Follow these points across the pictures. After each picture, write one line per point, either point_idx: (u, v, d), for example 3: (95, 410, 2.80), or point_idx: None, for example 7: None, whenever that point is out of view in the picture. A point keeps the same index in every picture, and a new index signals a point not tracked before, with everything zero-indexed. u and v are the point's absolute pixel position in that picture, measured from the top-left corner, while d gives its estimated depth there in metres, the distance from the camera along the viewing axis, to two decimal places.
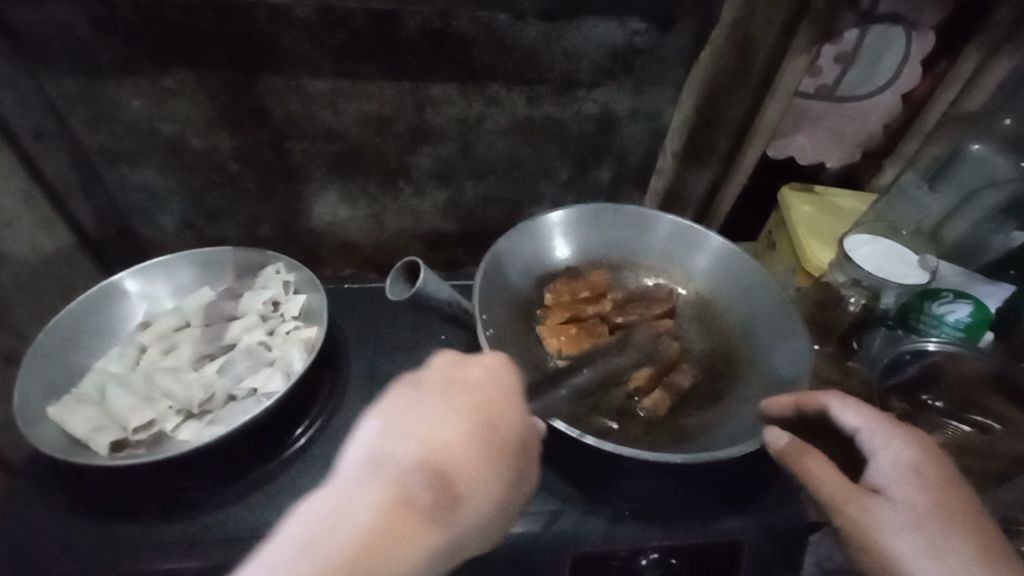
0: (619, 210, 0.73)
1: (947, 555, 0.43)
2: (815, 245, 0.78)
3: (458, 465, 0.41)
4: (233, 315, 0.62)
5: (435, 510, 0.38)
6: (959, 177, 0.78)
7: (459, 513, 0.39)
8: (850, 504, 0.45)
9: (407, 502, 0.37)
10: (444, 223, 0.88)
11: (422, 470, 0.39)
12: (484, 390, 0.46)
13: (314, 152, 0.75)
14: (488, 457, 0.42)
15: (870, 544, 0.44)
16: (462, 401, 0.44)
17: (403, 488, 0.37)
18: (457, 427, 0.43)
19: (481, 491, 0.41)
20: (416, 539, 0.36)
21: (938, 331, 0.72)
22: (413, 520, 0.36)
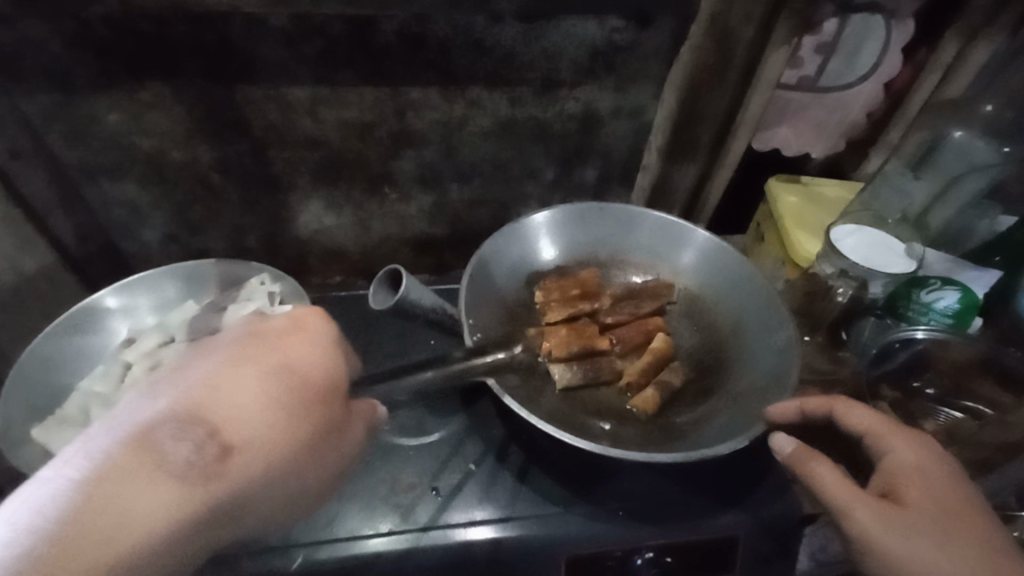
0: (604, 208, 0.73)
1: (954, 555, 0.44)
2: (803, 236, 0.78)
3: (238, 416, 0.41)
4: (217, 329, 0.61)
5: (200, 464, 0.39)
6: (940, 164, 0.79)
7: (234, 457, 0.40)
8: (860, 506, 0.45)
9: (168, 460, 0.38)
10: (432, 227, 0.87)
11: (199, 423, 0.40)
12: (282, 349, 0.45)
13: (295, 161, 0.75)
14: (279, 407, 0.42)
15: (881, 544, 0.44)
16: (245, 359, 0.44)
17: (177, 437, 0.39)
18: (236, 377, 0.42)
19: (264, 444, 0.41)
20: (186, 476, 0.38)
21: (927, 318, 0.73)
22: (183, 449, 0.39)
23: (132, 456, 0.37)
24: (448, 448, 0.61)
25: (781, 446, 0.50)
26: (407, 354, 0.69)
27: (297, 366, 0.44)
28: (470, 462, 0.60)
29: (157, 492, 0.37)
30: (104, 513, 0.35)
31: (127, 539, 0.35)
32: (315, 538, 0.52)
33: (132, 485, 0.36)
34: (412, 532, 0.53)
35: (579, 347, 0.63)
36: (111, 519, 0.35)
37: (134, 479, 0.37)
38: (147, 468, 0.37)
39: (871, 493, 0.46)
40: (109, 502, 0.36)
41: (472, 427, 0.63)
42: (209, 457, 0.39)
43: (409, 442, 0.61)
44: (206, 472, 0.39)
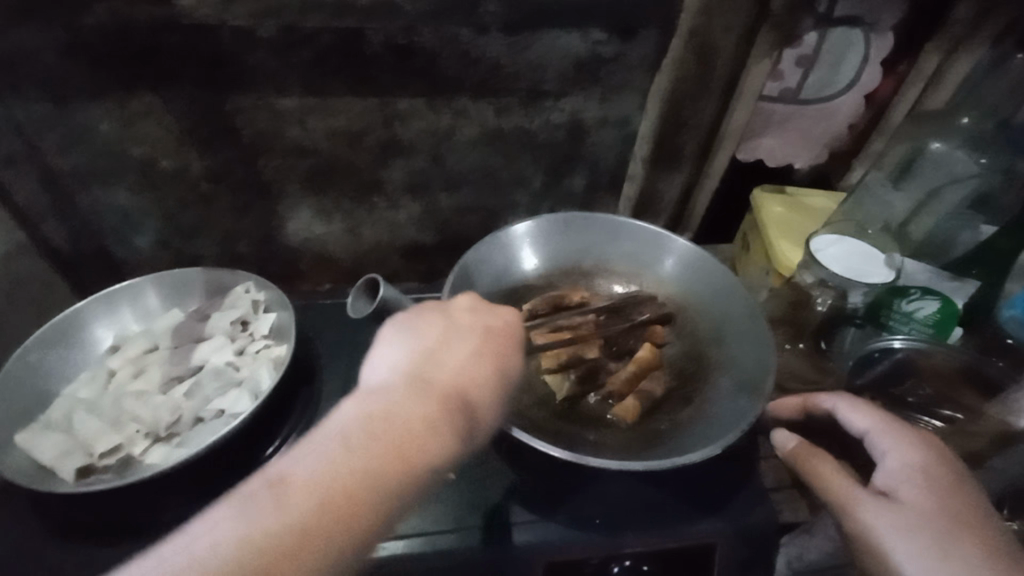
0: (587, 218, 0.74)
1: (955, 554, 0.44)
2: (785, 245, 0.80)
3: (475, 393, 0.45)
4: (202, 336, 0.62)
5: (450, 428, 0.42)
6: (922, 174, 0.79)
7: (474, 428, 0.44)
8: (859, 504, 0.47)
9: (437, 424, 0.42)
10: (421, 235, 0.88)
11: (447, 395, 0.44)
12: (499, 340, 0.49)
13: (285, 168, 0.76)
14: (497, 390, 0.46)
15: (883, 537, 0.45)
16: (477, 346, 0.48)
17: (437, 403, 0.43)
18: (477, 358, 0.47)
19: (491, 418, 0.45)
20: (438, 438, 0.41)
21: (907, 328, 0.73)
22: (435, 414, 0.42)
23: (403, 413, 0.41)
24: None
25: (781, 441, 0.52)
26: None
27: (510, 359, 0.48)
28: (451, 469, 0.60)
29: (426, 444, 0.40)
30: (391, 456, 0.39)
31: (397, 478, 0.38)
32: None
33: (407, 431, 0.40)
34: (393, 539, 0.54)
35: (568, 355, 0.63)
36: (404, 458, 0.39)
37: (423, 433, 0.41)
38: (411, 423, 0.41)
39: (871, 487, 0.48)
40: (394, 448, 0.39)
41: None
42: (457, 423, 0.42)
43: None
44: (453, 435, 0.42)
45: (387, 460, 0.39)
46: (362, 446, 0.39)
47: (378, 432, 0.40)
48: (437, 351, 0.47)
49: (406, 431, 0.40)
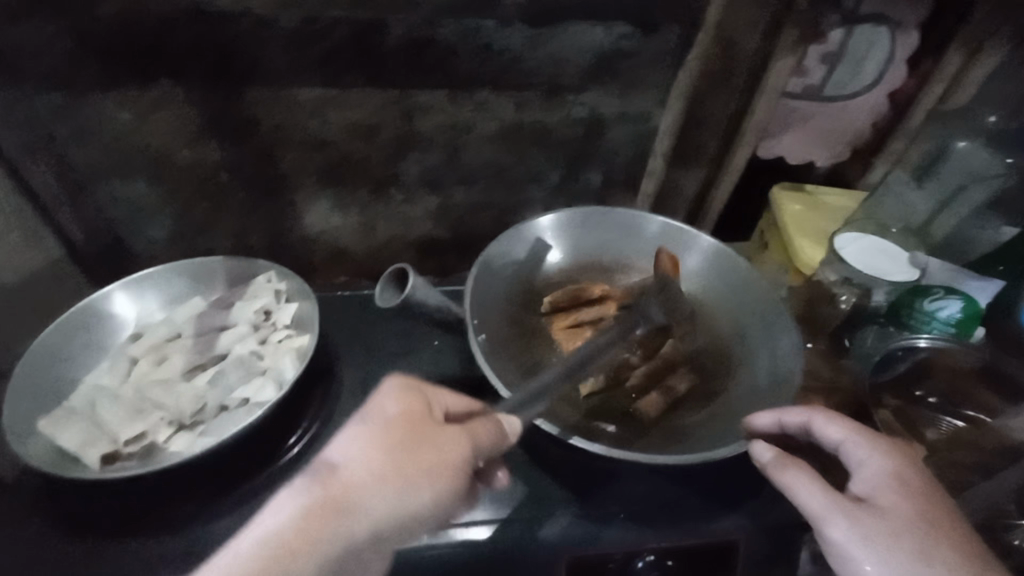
0: (610, 212, 0.73)
1: (931, 561, 0.43)
2: (806, 243, 0.79)
3: (356, 482, 0.42)
4: (224, 325, 0.61)
5: (318, 531, 0.40)
6: (944, 174, 0.79)
7: (348, 524, 0.41)
8: (839, 516, 0.45)
9: (305, 527, 0.40)
10: (436, 229, 0.88)
11: (326, 490, 0.42)
12: (400, 419, 0.46)
13: (302, 160, 0.75)
14: (388, 475, 0.43)
15: (860, 552, 0.44)
16: (371, 429, 0.45)
17: (310, 500, 0.41)
18: (384, 439, 0.44)
19: (379, 504, 0.42)
20: (325, 541, 0.40)
21: (930, 327, 0.70)
22: (322, 517, 0.40)
23: (276, 521, 0.40)
24: None
25: (760, 454, 0.50)
26: (409, 353, 0.69)
27: (412, 435, 0.45)
28: None
29: (291, 553, 0.39)
30: (254, 573, 0.38)
31: None
32: None
33: (283, 545, 0.39)
34: None
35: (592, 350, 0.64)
36: (269, 572, 0.38)
37: (294, 543, 0.39)
38: (279, 531, 0.40)
39: (849, 500, 0.46)
40: (277, 554, 0.39)
41: None
42: (324, 522, 0.40)
43: None
44: (321, 539, 0.40)
45: (255, 566, 0.38)
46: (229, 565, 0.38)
47: (253, 547, 0.39)
48: (339, 440, 0.45)
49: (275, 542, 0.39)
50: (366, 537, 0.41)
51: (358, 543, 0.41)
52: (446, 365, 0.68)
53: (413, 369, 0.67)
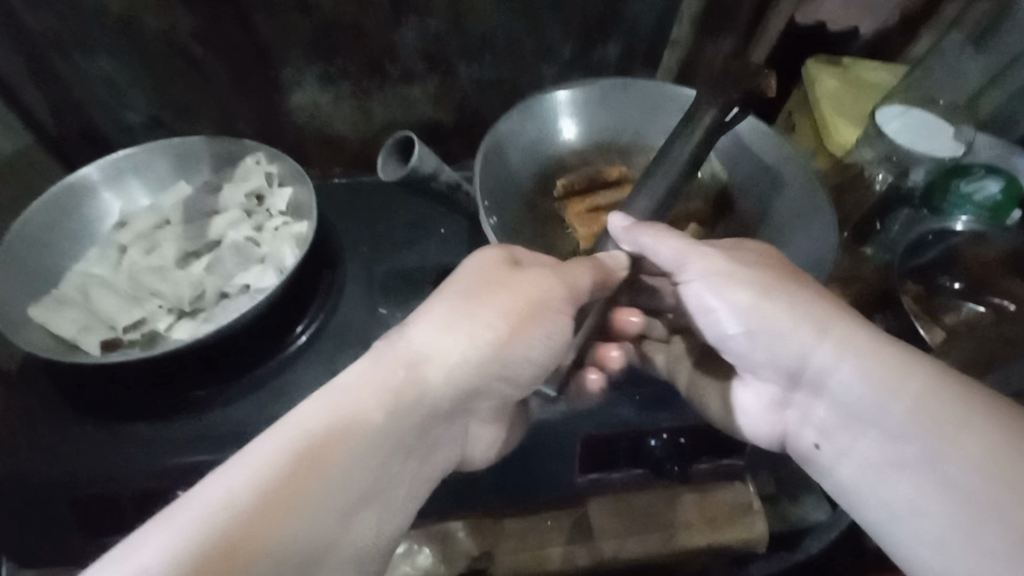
0: (631, 84, 0.66)
1: (773, 291, 0.48)
2: (842, 121, 0.72)
3: (435, 343, 0.44)
4: (214, 211, 0.57)
5: (397, 386, 0.41)
6: (1009, 36, 0.70)
7: (425, 380, 0.43)
8: (692, 259, 0.51)
9: (386, 380, 0.41)
10: (438, 113, 0.80)
11: (406, 354, 0.43)
12: (482, 280, 0.47)
13: (285, 28, 0.66)
14: (471, 335, 0.45)
15: (711, 292, 0.50)
16: (454, 297, 0.46)
17: (386, 360, 0.42)
18: (466, 297, 0.46)
19: (461, 360, 0.44)
20: (407, 388, 0.41)
21: (963, 210, 0.65)
22: (404, 369, 0.42)
23: (356, 380, 0.40)
24: None
25: (619, 221, 0.53)
26: (415, 242, 0.65)
27: (496, 294, 0.47)
28: None
29: (379, 402, 0.40)
30: (345, 424, 0.38)
31: (357, 442, 0.38)
32: None
33: (370, 400, 0.40)
34: None
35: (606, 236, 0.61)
36: (356, 420, 0.38)
37: (378, 394, 0.40)
38: (361, 386, 0.40)
39: (699, 247, 0.51)
40: (362, 403, 0.39)
41: None
42: (400, 378, 0.42)
43: None
44: (404, 393, 0.41)
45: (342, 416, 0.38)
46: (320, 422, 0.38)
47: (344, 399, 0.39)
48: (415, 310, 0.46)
49: (359, 396, 0.39)
50: (446, 374, 0.44)
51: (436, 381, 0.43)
52: (454, 255, 0.64)
53: (419, 258, 0.64)
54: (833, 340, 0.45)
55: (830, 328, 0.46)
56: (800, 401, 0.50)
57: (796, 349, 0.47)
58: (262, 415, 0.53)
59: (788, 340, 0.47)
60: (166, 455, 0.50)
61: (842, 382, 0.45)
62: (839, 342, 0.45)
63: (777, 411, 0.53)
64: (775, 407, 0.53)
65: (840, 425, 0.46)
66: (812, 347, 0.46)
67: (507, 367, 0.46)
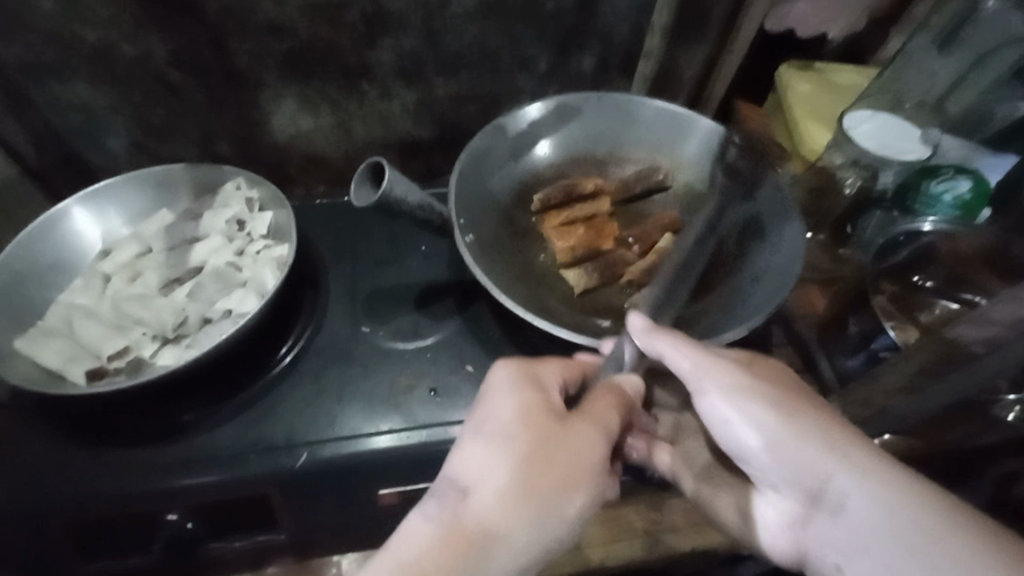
0: (603, 98, 0.68)
1: (800, 419, 0.43)
2: (812, 126, 0.74)
3: (493, 505, 0.39)
4: (195, 238, 0.58)
5: (453, 567, 0.37)
6: (971, 38, 0.70)
7: (487, 562, 0.37)
8: (711, 375, 0.45)
9: (443, 559, 0.37)
10: (418, 128, 0.81)
11: (468, 522, 0.38)
12: (534, 420, 0.42)
13: (260, 51, 0.68)
14: (534, 498, 0.39)
15: (731, 410, 0.45)
16: (504, 445, 0.41)
17: (441, 531, 0.38)
18: (523, 441, 0.41)
19: (525, 531, 0.39)
20: (462, 567, 0.37)
21: (934, 210, 0.68)
22: (455, 544, 0.37)
23: (411, 562, 0.37)
24: (445, 351, 0.58)
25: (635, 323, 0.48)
26: (395, 260, 0.66)
27: (550, 442, 0.41)
28: (466, 364, 0.57)
29: None
30: None
31: None
32: (319, 437, 0.52)
33: None
34: (415, 429, 0.53)
35: (582, 249, 0.61)
36: None
37: None
38: (418, 570, 0.36)
39: (712, 361, 0.46)
40: None
41: (468, 331, 0.60)
42: (456, 554, 0.37)
43: (403, 346, 0.58)
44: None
45: None
46: None
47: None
48: (470, 454, 0.42)
49: None
50: (508, 545, 0.38)
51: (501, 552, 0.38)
52: (434, 271, 0.65)
53: (399, 275, 0.64)
54: (850, 464, 0.41)
55: (846, 451, 0.42)
56: (815, 527, 0.43)
57: (812, 469, 0.42)
58: (247, 433, 0.52)
59: (806, 458, 0.42)
60: (146, 481, 0.49)
61: (858, 507, 0.40)
62: (851, 464, 0.41)
63: (796, 529, 0.44)
64: (794, 530, 0.45)
65: (862, 552, 0.40)
66: (832, 469, 0.41)
67: (569, 527, 0.40)
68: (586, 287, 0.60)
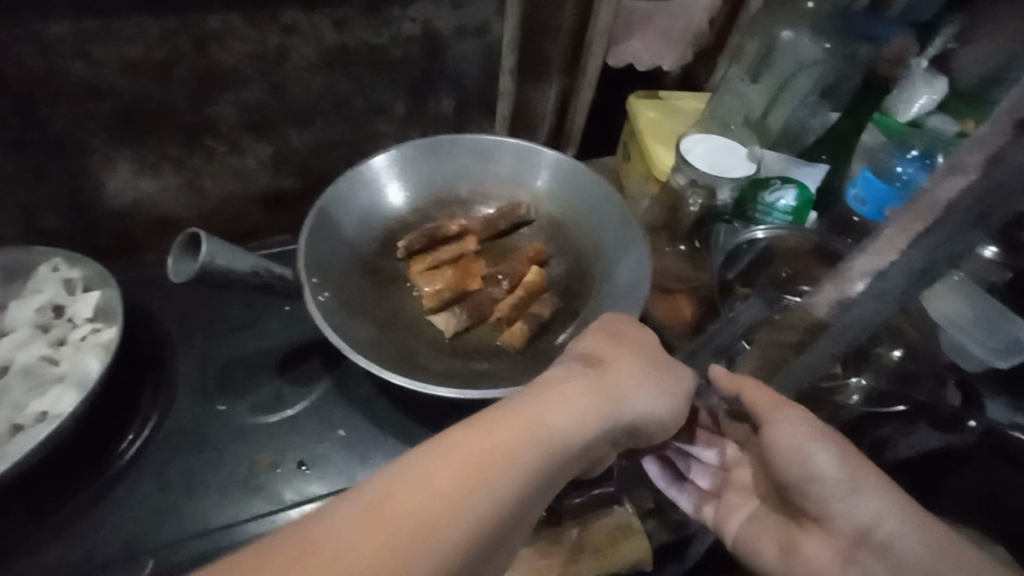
0: (454, 140, 0.68)
1: (861, 475, 0.42)
2: (659, 149, 0.79)
3: (545, 429, 0.38)
4: (2, 332, 0.52)
5: (487, 476, 0.35)
6: (775, 66, 0.79)
7: (521, 480, 0.36)
8: (785, 419, 0.44)
9: (481, 466, 0.35)
10: (279, 180, 0.78)
11: (523, 430, 0.37)
12: (598, 369, 0.43)
13: (79, 115, 0.62)
14: (577, 427, 0.39)
15: (802, 451, 0.43)
16: (571, 380, 0.41)
17: (493, 429, 0.37)
18: (625, 360, 0.44)
19: (555, 459, 0.38)
20: (502, 481, 0.35)
21: (770, 218, 0.75)
22: (497, 460, 0.35)
23: (437, 466, 0.35)
24: (311, 418, 0.55)
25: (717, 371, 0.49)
26: (255, 324, 0.62)
27: (600, 381, 0.42)
28: (337, 428, 0.55)
29: (456, 495, 0.34)
30: (405, 517, 0.32)
31: (423, 547, 0.31)
32: (196, 531, 0.48)
33: (456, 488, 0.34)
34: (298, 505, 0.50)
35: (449, 292, 0.61)
36: (426, 512, 0.33)
37: (469, 486, 0.34)
38: (460, 467, 0.35)
39: (793, 401, 0.45)
40: (448, 494, 0.33)
41: (338, 391, 0.57)
42: (492, 466, 0.35)
43: (264, 420, 0.55)
44: (489, 486, 0.34)
45: (412, 514, 0.32)
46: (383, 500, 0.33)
47: (425, 480, 0.34)
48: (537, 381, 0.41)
49: (428, 480, 0.34)
50: (588, 448, 0.39)
51: (578, 457, 0.39)
52: (300, 331, 0.62)
53: (261, 341, 0.60)
54: (905, 514, 0.42)
55: (904, 506, 0.42)
56: (858, 563, 0.44)
57: (866, 509, 0.42)
58: (78, 551, 0.47)
59: (864, 499, 0.42)
60: None
61: (900, 549, 0.41)
62: (901, 510, 0.42)
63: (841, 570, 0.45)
64: (833, 562, 0.45)
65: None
66: (888, 513, 0.42)
67: (639, 430, 0.43)
68: (459, 329, 0.60)
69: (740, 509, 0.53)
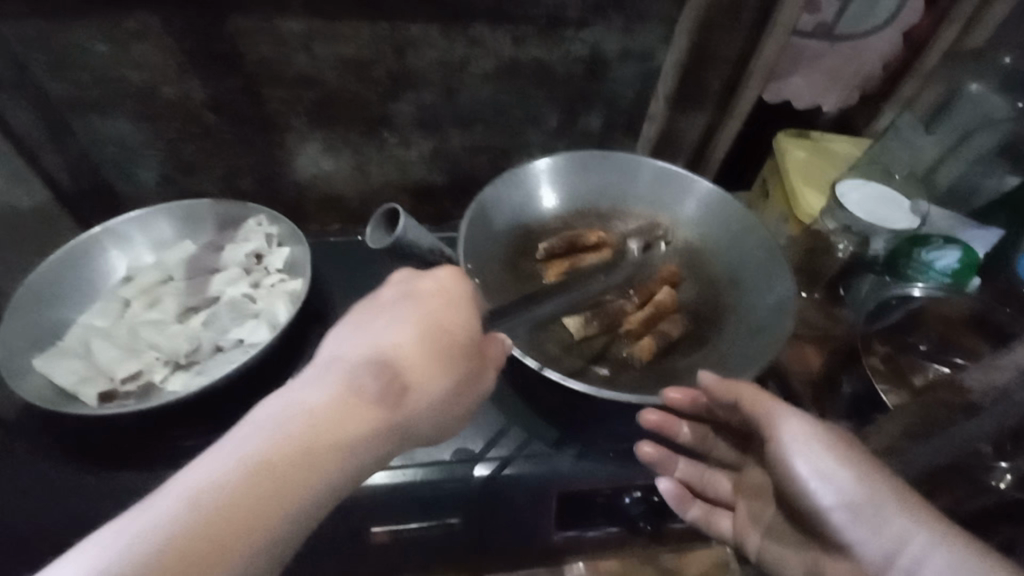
0: (607, 155, 0.71)
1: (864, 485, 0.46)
2: (808, 191, 0.77)
3: (388, 353, 0.41)
4: (215, 269, 0.61)
5: (379, 404, 0.39)
6: (955, 118, 0.78)
7: (404, 403, 0.40)
8: (792, 417, 0.49)
9: (357, 398, 0.38)
10: (432, 175, 0.86)
11: (366, 367, 0.39)
12: (437, 307, 0.43)
13: (291, 98, 0.72)
14: (436, 360, 0.41)
15: (813, 459, 0.48)
16: (405, 314, 0.43)
17: (350, 380, 0.39)
18: (441, 307, 0.44)
19: (422, 391, 0.41)
20: (372, 410, 0.38)
21: (925, 277, 0.70)
22: (394, 376, 0.40)
23: (311, 402, 0.37)
24: None
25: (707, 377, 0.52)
26: None
27: (448, 323, 0.43)
28: None
29: (350, 424, 0.37)
30: (322, 442, 0.36)
31: (309, 479, 0.35)
32: None
33: (311, 435, 0.36)
34: (412, 467, 0.53)
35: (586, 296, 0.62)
36: (314, 442, 0.36)
37: (340, 415, 0.37)
38: (327, 407, 0.37)
39: (789, 408, 0.50)
40: (301, 434, 0.36)
41: None
42: (386, 394, 0.39)
43: None
44: (382, 412, 0.38)
45: (303, 445, 0.35)
46: (284, 439, 0.35)
47: (315, 417, 0.36)
48: (355, 327, 0.42)
49: (334, 412, 0.37)
50: (448, 391, 0.42)
51: (432, 405, 0.41)
52: None
53: None
54: (943, 540, 0.43)
55: (891, 517, 0.45)
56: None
57: (889, 531, 0.45)
58: None
59: (881, 520, 0.45)
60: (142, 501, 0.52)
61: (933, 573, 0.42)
62: (928, 533, 0.44)
63: None
64: None
65: None
66: (912, 535, 0.44)
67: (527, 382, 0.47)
68: (586, 335, 0.62)
69: (763, 518, 0.56)
